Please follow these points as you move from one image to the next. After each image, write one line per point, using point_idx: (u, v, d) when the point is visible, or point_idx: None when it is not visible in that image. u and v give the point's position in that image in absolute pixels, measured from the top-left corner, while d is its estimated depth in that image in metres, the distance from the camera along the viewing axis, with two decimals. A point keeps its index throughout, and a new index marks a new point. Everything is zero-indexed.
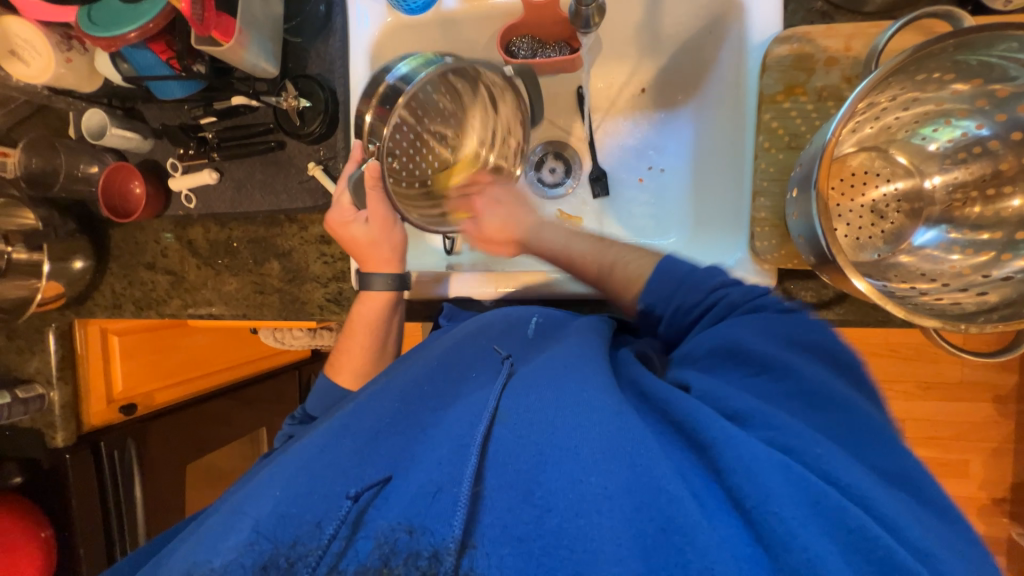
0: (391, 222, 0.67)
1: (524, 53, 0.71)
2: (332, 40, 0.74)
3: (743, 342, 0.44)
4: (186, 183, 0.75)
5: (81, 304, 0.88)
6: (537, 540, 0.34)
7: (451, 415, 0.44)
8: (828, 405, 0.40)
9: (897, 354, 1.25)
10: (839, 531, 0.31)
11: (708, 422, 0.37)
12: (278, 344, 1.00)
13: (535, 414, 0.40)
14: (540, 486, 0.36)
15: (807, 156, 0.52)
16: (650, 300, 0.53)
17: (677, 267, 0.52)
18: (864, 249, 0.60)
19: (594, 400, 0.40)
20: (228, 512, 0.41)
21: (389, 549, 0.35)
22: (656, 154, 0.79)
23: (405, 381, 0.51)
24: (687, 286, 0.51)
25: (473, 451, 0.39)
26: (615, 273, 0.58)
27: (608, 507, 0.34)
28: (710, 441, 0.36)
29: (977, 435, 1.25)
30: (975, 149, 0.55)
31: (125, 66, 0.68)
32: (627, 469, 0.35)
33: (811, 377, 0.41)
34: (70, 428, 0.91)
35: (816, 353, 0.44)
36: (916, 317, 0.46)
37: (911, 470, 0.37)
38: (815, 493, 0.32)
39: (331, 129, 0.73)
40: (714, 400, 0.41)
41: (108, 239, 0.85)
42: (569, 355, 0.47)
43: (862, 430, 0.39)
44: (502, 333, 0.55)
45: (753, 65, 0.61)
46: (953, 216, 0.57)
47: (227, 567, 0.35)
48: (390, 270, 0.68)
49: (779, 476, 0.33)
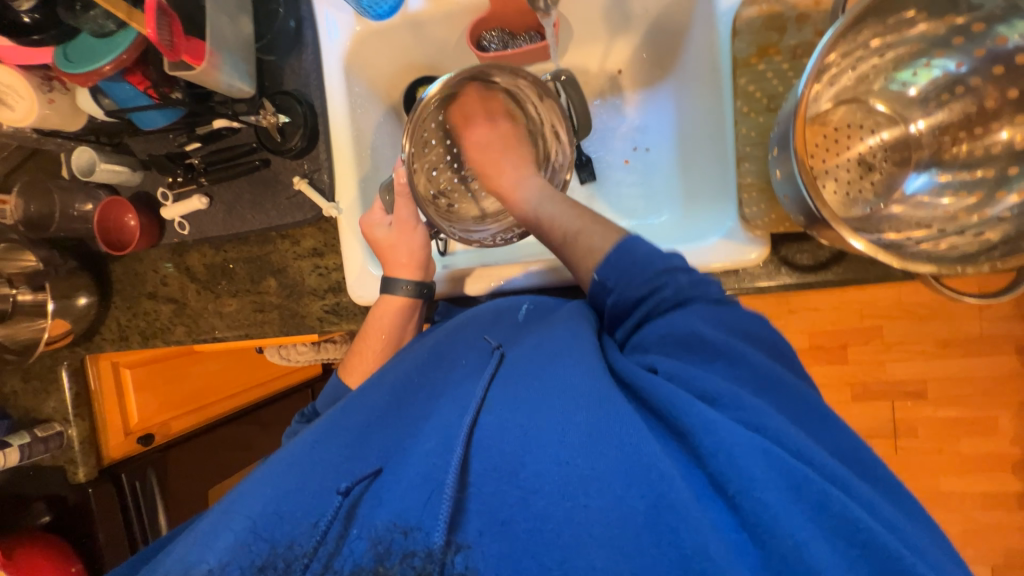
0: (415, 229, 0.69)
1: (495, 46, 0.72)
2: (305, 53, 0.74)
3: (695, 329, 0.43)
4: (178, 211, 0.77)
5: (89, 339, 0.89)
6: (523, 524, 0.34)
7: (443, 408, 0.44)
8: (774, 390, 0.40)
9: (911, 314, 1.22)
10: (818, 511, 0.30)
11: (685, 407, 0.36)
12: (285, 361, 1.02)
13: (518, 402, 0.40)
14: (525, 470, 0.36)
15: (783, 115, 0.51)
16: (605, 274, 0.50)
17: (636, 247, 0.50)
18: (856, 204, 0.58)
19: (574, 386, 0.39)
20: (219, 514, 0.41)
21: (385, 548, 0.36)
22: (639, 135, 0.79)
23: (396, 375, 0.51)
24: (641, 264, 0.48)
25: (460, 441, 0.38)
26: (578, 243, 0.55)
27: (596, 490, 0.33)
28: (691, 427, 0.35)
29: (1003, 388, 1.22)
30: (956, 88, 0.54)
31: (107, 102, 0.70)
32: (615, 451, 0.35)
33: (759, 364, 0.42)
34: (90, 463, 0.93)
35: (757, 340, 0.45)
36: (912, 264, 0.45)
37: (851, 444, 0.39)
38: (797, 476, 0.31)
39: (312, 142, 0.73)
40: (686, 382, 0.40)
41: (110, 273, 0.87)
42: (551, 338, 0.46)
43: (807, 409, 0.40)
44: (492, 322, 0.55)
45: (724, 30, 0.61)
46: (942, 158, 0.56)
47: (226, 568, 0.36)
48: (412, 278, 0.69)
49: (760, 460, 0.32)
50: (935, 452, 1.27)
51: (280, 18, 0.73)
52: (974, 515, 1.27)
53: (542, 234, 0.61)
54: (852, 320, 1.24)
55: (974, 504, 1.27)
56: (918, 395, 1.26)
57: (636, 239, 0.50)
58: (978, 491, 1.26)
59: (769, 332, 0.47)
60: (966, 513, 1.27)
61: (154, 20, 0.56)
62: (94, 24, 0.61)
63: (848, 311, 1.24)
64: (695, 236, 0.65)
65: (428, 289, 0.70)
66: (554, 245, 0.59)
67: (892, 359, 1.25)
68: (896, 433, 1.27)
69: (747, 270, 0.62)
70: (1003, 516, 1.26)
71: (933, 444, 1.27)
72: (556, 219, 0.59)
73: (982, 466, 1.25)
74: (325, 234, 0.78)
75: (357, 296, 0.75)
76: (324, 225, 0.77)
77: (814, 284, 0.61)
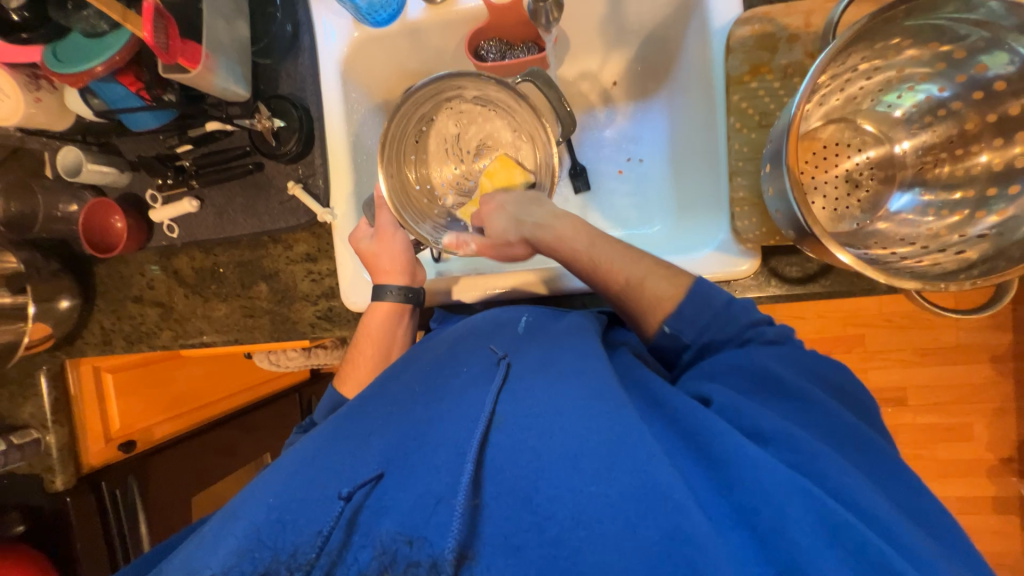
0: (394, 234, 0.70)
1: (493, 55, 0.73)
2: (301, 57, 0.74)
3: (769, 368, 0.47)
4: (167, 213, 0.76)
5: (70, 344, 0.87)
6: (538, 548, 0.34)
7: (446, 418, 0.43)
8: (843, 438, 0.42)
9: (892, 323, 1.26)
10: (835, 534, 0.32)
11: (727, 440, 0.38)
12: (274, 367, 1.00)
13: (529, 420, 0.40)
14: (538, 493, 0.36)
15: (777, 132, 0.52)
16: (676, 326, 0.54)
17: (710, 299, 0.54)
18: (843, 220, 0.60)
19: (588, 409, 0.40)
20: (222, 522, 0.42)
21: (389, 558, 0.36)
22: (633, 146, 0.80)
23: (401, 385, 0.51)
24: (725, 316, 0.53)
25: (469, 458, 0.38)
26: (644, 291, 0.56)
27: (610, 517, 0.34)
28: (726, 458, 0.37)
29: (979, 395, 1.26)
30: (939, 111, 0.56)
31: (95, 102, 0.67)
32: (630, 475, 0.35)
33: (833, 412, 0.44)
34: (69, 471, 0.90)
35: (827, 383, 0.48)
36: (897, 280, 0.46)
37: (908, 494, 0.40)
38: (835, 518, 0.33)
39: (307, 147, 0.73)
40: (739, 417, 0.42)
41: (93, 276, 0.85)
42: (573, 356, 0.47)
43: (878, 465, 0.41)
44: (494, 331, 0.55)
45: (718, 49, 0.62)
46: (925, 178, 0.58)
47: (228, 570, 0.36)
48: (399, 283, 0.69)
49: (798, 500, 0.34)
50: (914, 457, 1.31)
51: (276, 22, 0.72)
52: None
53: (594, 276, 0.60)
54: (836, 329, 1.28)
55: (951, 508, 1.31)
56: (898, 401, 1.29)
57: (709, 289, 0.54)
58: (955, 495, 1.30)
59: (848, 378, 0.49)
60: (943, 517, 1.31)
61: (149, 23, 0.56)
62: (85, 24, 0.60)
63: (832, 319, 1.27)
64: (688, 247, 0.67)
65: (415, 293, 0.69)
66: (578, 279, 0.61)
67: (874, 367, 1.29)
68: None
69: (737, 282, 0.63)
70: (978, 520, 1.30)
71: (912, 449, 1.30)
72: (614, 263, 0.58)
73: (958, 471, 1.29)
74: (319, 239, 0.77)
75: (351, 302, 0.74)
76: (317, 231, 0.77)
77: (802, 295, 0.63)
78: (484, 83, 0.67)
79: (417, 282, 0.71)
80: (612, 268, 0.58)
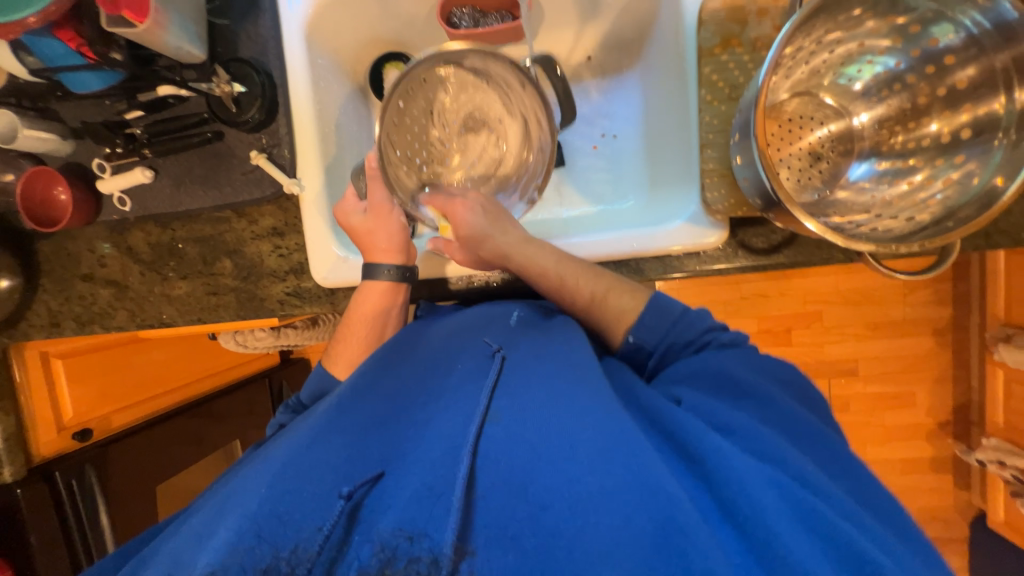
0: (390, 211, 0.68)
1: (466, 24, 0.72)
2: (262, 18, 0.70)
3: (728, 370, 0.50)
4: (117, 184, 0.71)
5: (12, 326, 0.80)
6: (531, 538, 0.35)
7: (440, 416, 0.44)
8: (799, 436, 0.45)
9: (846, 300, 1.33)
10: (810, 519, 0.35)
11: (698, 433, 0.41)
12: (241, 348, 0.97)
13: (524, 416, 0.42)
14: (534, 484, 0.37)
15: (745, 102, 0.53)
16: (639, 336, 0.56)
17: (670, 308, 0.56)
18: (805, 190, 0.62)
19: (581, 404, 0.42)
20: (213, 513, 0.41)
21: (390, 554, 0.35)
22: (607, 121, 0.80)
23: (395, 383, 0.52)
24: (680, 324, 0.55)
25: (466, 452, 0.39)
26: (607, 304, 0.58)
27: (606, 506, 0.35)
28: (704, 454, 0.39)
29: (922, 365, 1.36)
30: (895, 84, 0.59)
31: (30, 60, 0.62)
32: (623, 469, 0.37)
33: (783, 406, 0.47)
34: (18, 461, 0.85)
35: (788, 384, 0.52)
36: (854, 244, 0.49)
37: (848, 470, 0.44)
38: (806, 508, 0.36)
39: (270, 115, 0.70)
40: (706, 416, 0.45)
41: (36, 253, 0.79)
42: (563, 355, 0.49)
43: (833, 463, 0.44)
44: (487, 325, 0.57)
45: (690, 21, 0.63)
46: (882, 149, 0.61)
47: (224, 570, 0.33)
48: (395, 262, 0.67)
49: (771, 493, 0.36)
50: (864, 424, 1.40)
51: None
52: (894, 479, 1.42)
53: (561, 293, 0.60)
54: (796, 306, 1.34)
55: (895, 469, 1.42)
56: (851, 373, 1.38)
57: (668, 299, 0.57)
58: (899, 457, 1.41)
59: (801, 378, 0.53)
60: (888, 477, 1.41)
61: None
62: None
63: (793, 297, 1.34)
64: (660, 219, 0.68)
65: (411, 272, 0.68)
66: (539, 284, 0.61)
67: (830, 341, 1.36)
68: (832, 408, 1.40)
69: (706, 253, 0.65)
70: (919, 479, 1.42)
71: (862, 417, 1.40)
72: (580, 275, 0.59)
73: (901, 435, 1.40)
74: (286, 212, 0.74)
75: (320, 277, 0.72)
76: (284, 204, 0.74)
77: (767, 266, 0.65)
78: (494, 58, 0.63)
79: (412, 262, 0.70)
80: (578, 283, 0.59)
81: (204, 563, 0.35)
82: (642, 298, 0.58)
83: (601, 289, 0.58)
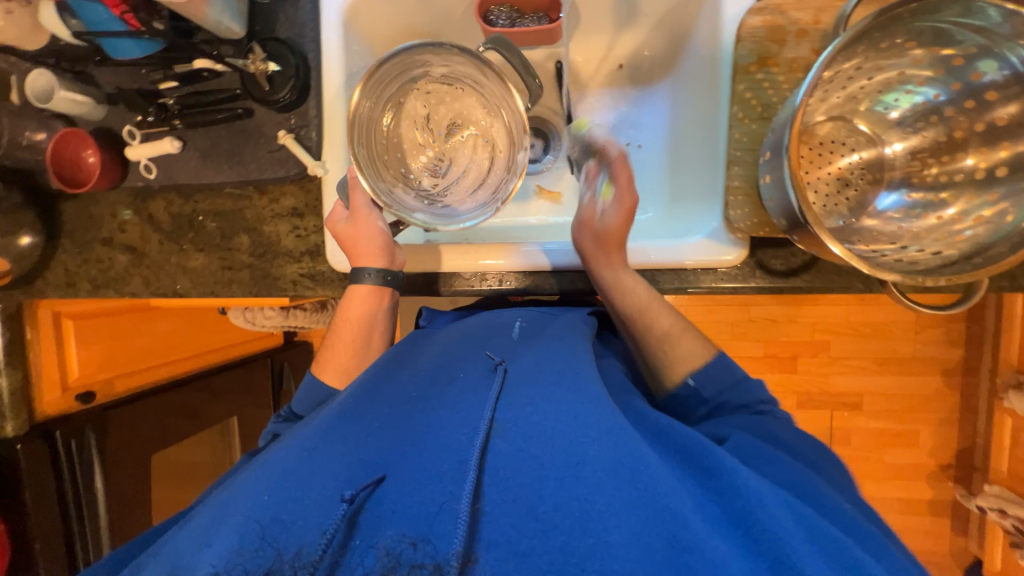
0: (369, 216, 0.66)
1: (502, 22, 0.72)
2: (302, 1, 0.71)
3: (762, 424, 0.53)
4: (145, 151, 0.72)
5: (29, 285, 0.82)
6: (544, 556, 0.34)
7: (444, 424, 0.44)
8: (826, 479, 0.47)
9: (856, 332, 1.32)
10: (822, 538, 0.36)
11: (718, 452, 0.41)
12: (249, 325, 0.97)
13: (532, 431, 0.41)
14: (544, 503, 0.37)
15: (779, 123, 0.53)
16: (700, 381, 0.57)
17: (732, 367, 0.58)
18: (830, 216, 0.61)
19: (587, 417, 0.41)
20: (212, 518, 0.40)
21: (394, 561, 0.35)
22: (633, 131, 0.80)
23: (396, 386, 0.50)
24: (740, 386, 0.57)
25: (472, 466, 0.38)
26: (680, 343, 0.60)
27: (616, 524, 0.35)
28: (726, 467, 0.40)
29: (929, 405, 1.34)
30: (932, 116, 0.59)
31: (74, 23, 0.64)
32: (629, 486, 0.37)
33: (821, 469, 0.49)
34: (21, 418, 0.85)
35: (824, 454, 0.53)
36: (880, 272, 0.48)
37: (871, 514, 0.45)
38: (818, 528, 0.36)
39: (302, 96, 0.70)
40: (732, 453, 0.47)
41: (59, 213, 0.80)
42: (566, 364, 0.49)
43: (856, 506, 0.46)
44: (491, 338, 0.57)
45: (729, 36, 0.62)
46: (913, 180, 0.60)
47: (231, 570, 0.34)
48: (377, 265, 0.66)
49: (784, 509, 0.37)
50: (863, 459, 1.38)
51: None
52: (890, 518, 1.40)
53: (634, 322, 0.61)
54: (805, 334, 1.33)
55: (892, 509, 1.39)
56: (855, 406, 1.36)
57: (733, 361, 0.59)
58: (896, 496, 1.39)
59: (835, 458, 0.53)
60: (884, 516, 1.39)
61: None
62: None
63: (803, 325, 1.32)
64: (680, 233, 0.68)
65: (393, 276, 0.66)
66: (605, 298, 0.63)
67: (836, 373, 1.35)
68: (832, 440, 1.38)
69: (724, 270, 0.65)
70: (915, 521, 1.39)
71: (863, 452, 1.38)
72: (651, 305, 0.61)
73: (901, 474, 1.38)
74: (307, 194, 0.74)
75: (335, 262, 0.72)
76: (305, 185, 0.74)
77: (784, 289, 0.65)
78: (447, 55, 0.65)
79: (396, 264, 0.68)
80: (651, 317, 0.61)
81: (206, 565, 0.35)
82: (707, 353, 0.59)
83: (677, 327, 0.61)
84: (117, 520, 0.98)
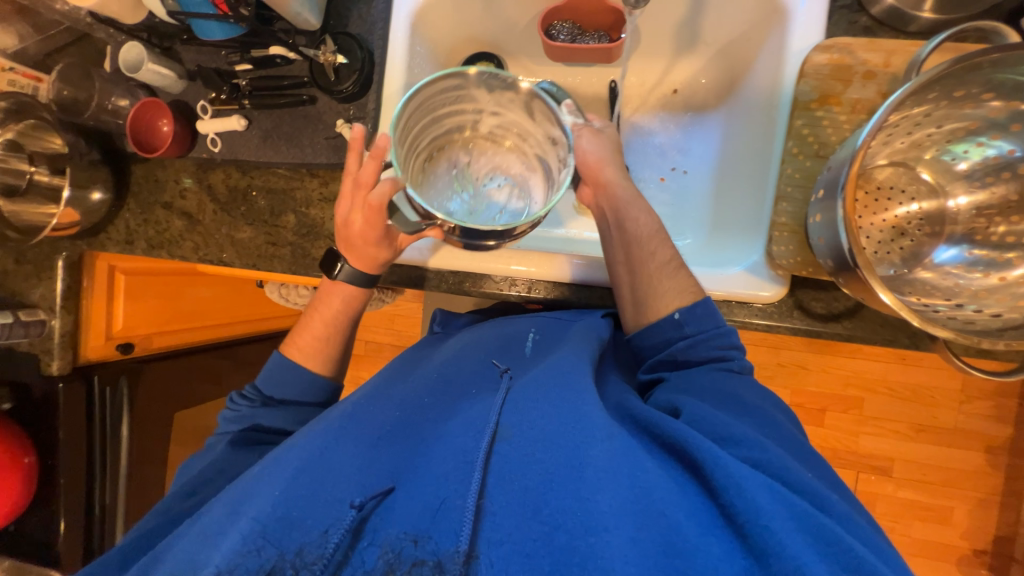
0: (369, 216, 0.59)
1: (563, 37, 0.73)
2: (376, 1, 0.75)
3: (731, 386, 0.50)
4: (215, 126, 0.77)
5: (93, 236, 0.87)
6: (545, 558, 0.34)
7: (454, 428, 0.45)
8: (804, 453, 0.46)
9: (892, 392, 1.25)
10: (818, 534, 0.34)
11: (698, 441, 0.40)
12: (282, 301, 1.01)
13: (538, 435, 0.41)
14: (547, 505, 0.37)
15: (837, 161, 0.52)
16: (685, 314, 0.55)
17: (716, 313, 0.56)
18: (881, 264, 0.59)
19: (585, 415, 0.42)
20: (224, 512, 0.41)
21: (395, 557, 0.36)
22: (680, 156, 0.80)
23: (406, 393, 0.52)
24: (721, 331, 0.55)
25: (477, 468, 0.39)
26: (664, 281, 0.58)
27: (615, 524, 0.34)
28: (702, 461, 0.39)
29: (967, 482, 1.24)
30: (1004, 172, 0.56)
31: (170, 2, 0.71)
32: (626, 490, 0.36)
33: (786, 430, 0.48)
34: (66, 357, 0.90)
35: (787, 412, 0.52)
36: (931, 327, 0.46)
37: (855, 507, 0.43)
38: (806, 515, 0.35)
39: (363, 90, 0.74)
40: (705, 426, 0.44)
41: (130, 175, 0.86)
42: (564, 368, 0.48)
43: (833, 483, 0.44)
44: (501, 348, 0.57)
45: (791, 71, 0.62)
46: (975, 237, 0.58)
47: (234, 570, 0.35)
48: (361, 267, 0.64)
49: (765, 493, 0.36)
50: (887, 530, 1.28)
51: None
52: None
53: (630, 247, 0.61)
54: (837, 386, 1.27)
55: None
56: (884, 471, 1.28)
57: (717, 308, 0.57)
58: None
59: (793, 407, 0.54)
60: None
61: None
62: None
63: (835, 376, 1.26)
64: (719, 263, 0.67)
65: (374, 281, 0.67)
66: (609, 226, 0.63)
67: (866, 433, 1.27)
68: None
69: (761, 306, 0.63)
70: None
71: (887, 521, 1.28)
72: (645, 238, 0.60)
73: (927, 552, 1.27)
74: None
75: None
76: None
77: (822, 333, 0.62)
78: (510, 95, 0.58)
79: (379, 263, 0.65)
80: (650, 245, 0.60)
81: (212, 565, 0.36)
82: (688, 300, 0.57)
83: (675, 261, 0.60)
84: (135, 470, 1.03)
